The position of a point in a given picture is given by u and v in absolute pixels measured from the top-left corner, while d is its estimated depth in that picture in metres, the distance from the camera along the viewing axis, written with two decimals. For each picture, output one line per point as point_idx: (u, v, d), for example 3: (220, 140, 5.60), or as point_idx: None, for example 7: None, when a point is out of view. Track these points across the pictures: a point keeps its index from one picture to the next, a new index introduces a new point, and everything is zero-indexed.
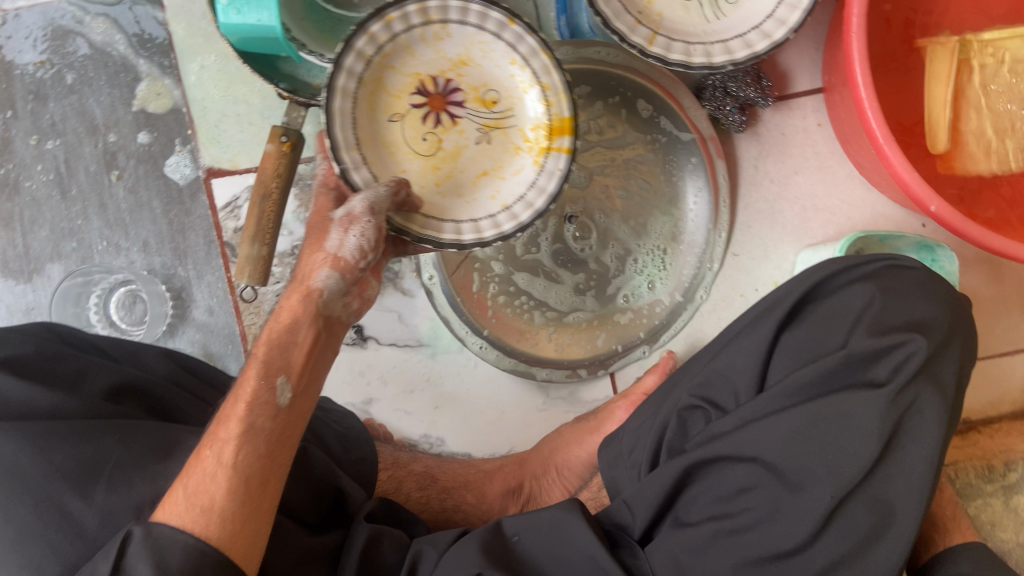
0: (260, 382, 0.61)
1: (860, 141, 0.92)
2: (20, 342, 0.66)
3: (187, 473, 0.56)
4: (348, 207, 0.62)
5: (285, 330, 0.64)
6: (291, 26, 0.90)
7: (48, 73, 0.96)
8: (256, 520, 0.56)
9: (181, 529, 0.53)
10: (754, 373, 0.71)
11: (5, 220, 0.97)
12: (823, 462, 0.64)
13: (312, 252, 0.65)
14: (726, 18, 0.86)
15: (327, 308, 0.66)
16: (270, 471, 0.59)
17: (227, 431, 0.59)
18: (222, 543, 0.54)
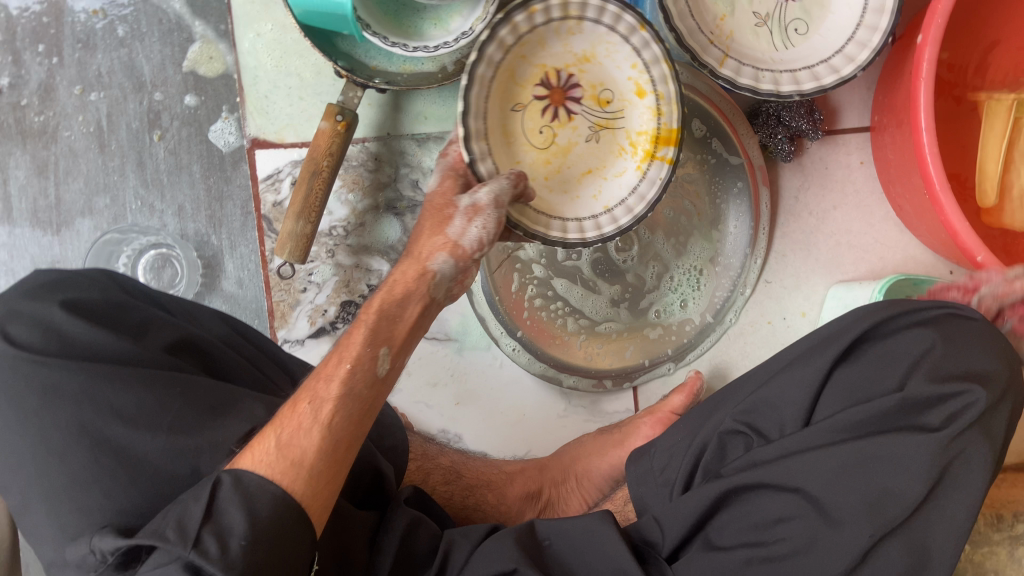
0: (365, 349, 0.64)
1: (906, 185, 0.93)
2: (85, 288, 0.64)
3: (279, 421, 0.58)
4: (475, 198, 0.66)
5: (394, 302, 0.68)
6: (358, 7, 0.89)
7: (99, 23, 0.93)
8: (334, 484, 0.59)
9: (270, 478, 0.55)
10: (804, 406, 0.71)
11: (38, 168, 0.94)
12: (866, 497, 0.64)
13: (431, 235, 0.69)
14: (795, 48, 0.87)
15: (435, 289, 0.70)
16: (353, 439, 0.61)
17: (324, 390, 0.62)
18: (305, 499, 0.56)
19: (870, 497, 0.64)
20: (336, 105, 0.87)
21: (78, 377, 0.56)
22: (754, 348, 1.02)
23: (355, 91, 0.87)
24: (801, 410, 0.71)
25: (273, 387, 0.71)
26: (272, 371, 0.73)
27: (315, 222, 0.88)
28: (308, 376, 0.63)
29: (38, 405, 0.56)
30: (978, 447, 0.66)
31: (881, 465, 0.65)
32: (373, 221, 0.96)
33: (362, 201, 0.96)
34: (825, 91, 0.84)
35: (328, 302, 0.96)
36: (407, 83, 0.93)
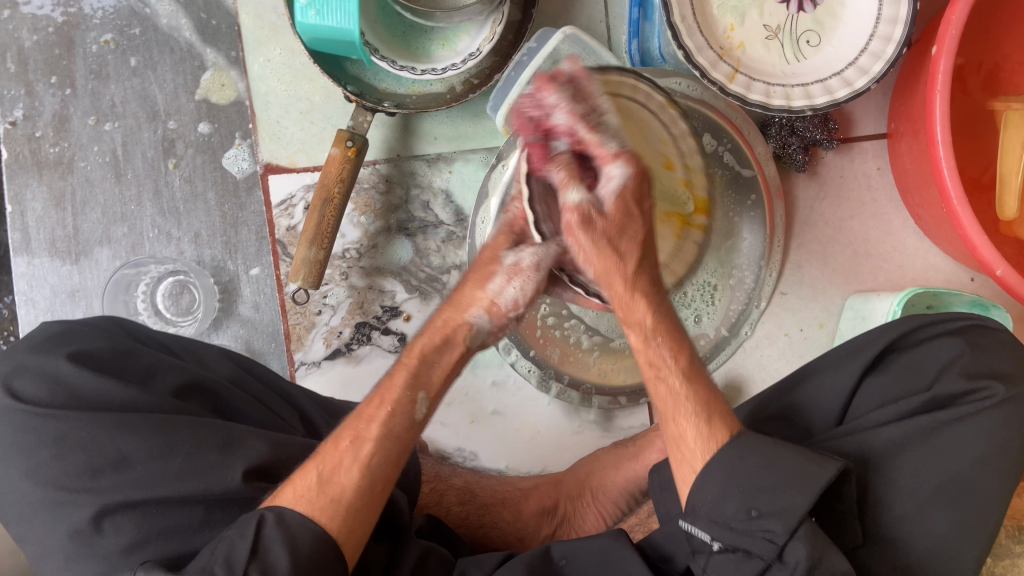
0: (406, 394, 0.65)
1: (925, 194, 0.92)
2: (93, 337, 0.68)
3: (321, 457, 0.62)
4: (518, 258, 0.67)
5: (435, 349, 0.68)
6: (366, 31, 0.90)
7: (111, 53, 0.94)
8: (367, 521, 0.61)
9: (309, 517, 0.58)
10: (835, 410, 0.72)
11: (56, 199, 0.95)
12: (912, 491, 0.64)
13: (474, 289, 0.68)
14: (807, 61, 0.85)
15: (473, 343, 0.69)
16: (390, 479, 0.63)
17: (367, 429, 0.63)
18: (340, 537, 0.59)
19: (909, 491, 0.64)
20: (346, 131, 0.87)
21: (87, 425, 0.61)
22: (771, 360, 1.02)
23: (365, 116, 0.88)
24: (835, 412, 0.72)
25: (286, 422, 0.74)
26: (282, 404, 0.76)
27: (329, 247, 0.88)
28: (351, 415, 0.65)
29: (51, 455, 0.60)
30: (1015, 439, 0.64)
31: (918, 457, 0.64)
32: (385, 243, 0.97)
33: (373, 223, 0.97)
34: (838, 105, 0.83)
35: (343, 324, 0.96)
36: (417, 105, 0.93)
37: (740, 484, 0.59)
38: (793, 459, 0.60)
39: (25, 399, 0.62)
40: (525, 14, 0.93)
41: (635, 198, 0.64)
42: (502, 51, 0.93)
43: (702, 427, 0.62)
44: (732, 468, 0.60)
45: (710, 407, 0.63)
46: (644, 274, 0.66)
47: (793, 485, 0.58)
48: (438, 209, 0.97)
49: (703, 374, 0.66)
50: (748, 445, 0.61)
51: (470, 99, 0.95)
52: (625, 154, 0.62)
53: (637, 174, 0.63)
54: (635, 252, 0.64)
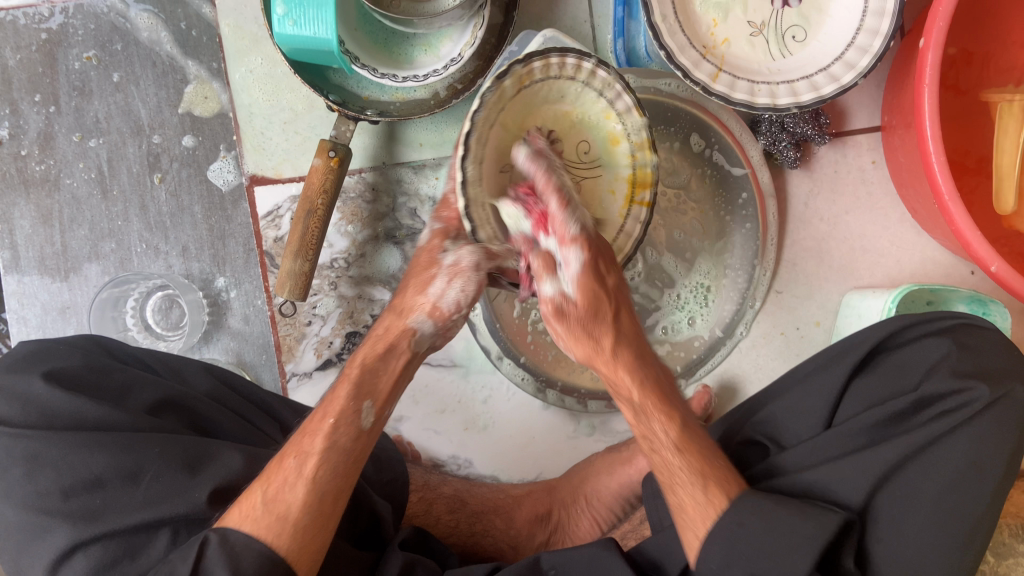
0: (349, 403, 0.68)
1: (919, 189, 0.90)
2: (69, 355, 0.68)
3: (267, 478, 0.63)
4: (456, 259, 0.70)
5: (379, 356, 0.71)
6: (346, 39, 0.89)
7: (94, 69, 0.94)
8: (322, 534, 0.62)
9: (254, 537, 0.59)
10: (822, 415, 0.69)
11: (44, 216, 0.95)
12: (906, 501, 0.61)
13: (414, 294, 0.73)
14: (792, 57, 0.84)
15: (419, 347, 0.74)
16: (341, 491, 0.65)
17: (310, 445, 0.65)
18: (290, 554, 0.60)
19: (906, 503, 0.61)
20: (328, 141, 0.86)
21: (61, 444, 0.61)
22: (767, 360, 1.01)
23: (348, 125, 0.87)
24: (821, 418, 0.69)
25: (264, 434, 0.75)
26: (262, 417, 0.77)
27: (313, 259, 0.88)
28: (298, 431, 0.67)
29: (24, 474, 0.61)
30: (1006, 439, 0.62)
31: (910, 467, 0.62)
32: (373, 252, 0.96)
33: (360, 232, 0.96)
34: (824, 101, 0.81)
35: (333, 334, 0.96)
36: (400, 113, 0.93)
37: (743, 555, 0.59)
38: (786, 517, 0.59)
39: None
40: (507, 17, 0.91)
41: (596, 283, 0.66)
42: (484, 55, 0.92)
43: (698, 495, 0.62)
44: (734, 540, 0.59)
45: (706, 472, 0.63)
46: (621, 319, 0.68)
47: (789, 547, 0.58)
48: (425, 216, 0.96)
49: (699, 433, 0.67)
50: (745, 509, 0.60)
51: (454, 104, 0.94)
52: (580, 239, 0.65)
53: (591, 258, 0.65)
54: (610, 327, 0.67)
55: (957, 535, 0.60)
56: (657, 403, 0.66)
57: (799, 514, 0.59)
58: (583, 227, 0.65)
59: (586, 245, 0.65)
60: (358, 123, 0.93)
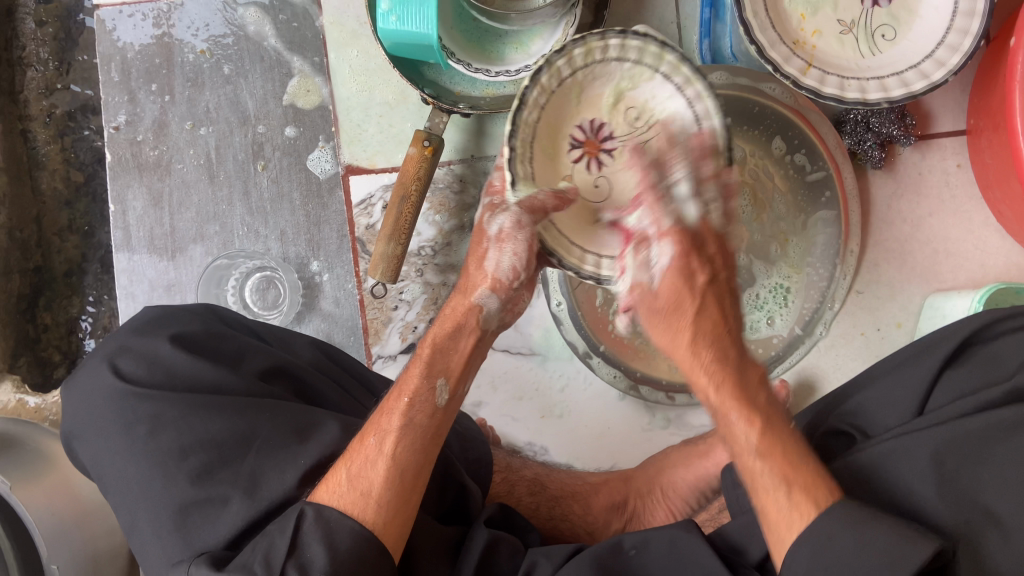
0: (423, 382, 0.69)
1: (1006, 190, 0.90)
2: (188, 320, 0.72)
3: (350, 456, 0.64)
4: (499, 228, 0.73)
5: (448, 335, 0.73)
6: (442, 36, 0.93)
7: (206, 62, 1.00)
8: (405, 509, 0.63)
9: (344, 512, 0.61)
10: (911, 405, 0.70)
11: (154, 199, 1.02)
12: (1000, 490, 0.61)
13: (476, 270, 0.76)
14: (882, 54, 0.84)
15: (486, 324, 0.76)
16: (421, 470, 0.65)
17: (388, 422, 0.66)
18: (376, 527, 0.61)
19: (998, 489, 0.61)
20: (424, 132, 0.91)
21: (179, 407, 0.65)
22: (846, 360, 1.01)
23: (442, 117, 0.91)
24: (911, 407, 0.70)
25: (364, 408, 0.77)
26: (362, 392, 0.79)
27: (405, 243, 0.91)
28: (376, 411, 0.69)
29: (148, 432, 0.64)
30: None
31: (1002, 452, 0.62)
32: (459, 241, 1.00)
33: (447, 222, 1.00)
34: (914, 97, 0.82)
35: (418, 319, 1.00)
36: (490, 106, 0.96)
37: (824, 564, 0.54)
38: (880, 532, 0.54)
39: (123, 375, 0.67)
40: (597, 18, 0.95)
41: (685, 280, 0.65)
42: None
43: (783, 502, 0.57)
44: (823, 548, 0.55)
45: (773, 425, 0.61)
46: (707, 316, 0.64)
47: (885, 564, 0.53)
48: None
49: (759, 375, 0.64)
50: (842, 521, 0.55)
51: None
52: (673, 233, 0.66)
53: (683, 249, 0.65)
54: (698, 326, 0.64)
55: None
56: (732, 395, 0.61)
57: (899, 536, 0.53)
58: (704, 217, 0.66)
59: (680, 238, 0.65)
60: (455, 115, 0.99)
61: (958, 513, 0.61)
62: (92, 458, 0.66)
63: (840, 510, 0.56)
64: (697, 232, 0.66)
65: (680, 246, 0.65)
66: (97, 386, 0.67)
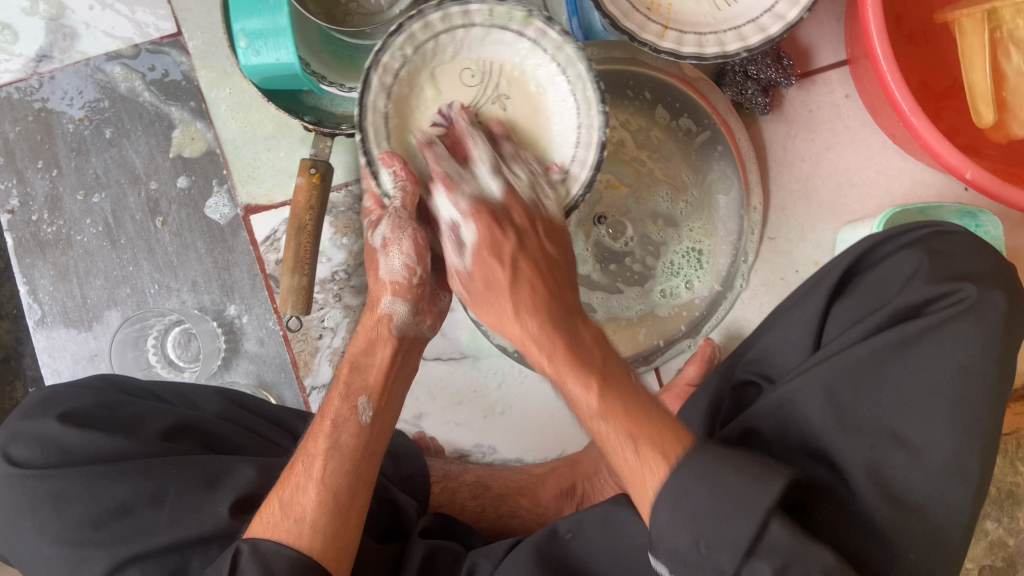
0: (341, 404, 0.69)
1: (890, 113, 0.90)
2: (79, 395, 0.71)
3: (281, 486, 0.65)
4: (382, 233, 0.70)
5: (362, 351, 0.73)
6: (310, 60, 0.93)
7: (87, 129, 1.00)
8: (344, 533, 0.64)
9: (280, 543, 0.61)
10: (808, 340, 0.71)
11: (61, 273, 1.01)
12: (899, 409, 0.62)
13: (375, 282, 0.74)
14: (736, 4, 0.84)
15: (402, 330, 0.74)
16: (354, 489, 0.66)
17: (314, 446, 0.67)
18: (315, 552, 0.62)
19: (896, 411, 0.62)
20: (309, 159, 0.90)
21: (82, 479, 0.64)
22: (771, 307, 1.02)
23: (325, 142, 0.91)
24: (806, 343, 0.71)
25: (280, 447, 0.78)
26: (276, 432, 0.79)
27: (310, 272, 0.92)
28: (304, 437, 0.69)
29: (53, 511, 0.64)
30: (993, 339, 0.62)
31: (897, 374, 0.63)
32: None
33: (355, 242, 1.00)
34: (773, 41, 0.83)
35: (344, 344, 1.00)
36: None
37: (710, 490, 0.56)
38: (732, 479, 0.56)
39: (18, 462, 0.66)
40: None
41: (492, 248, 0.69)
42: None
43: (632, 458, 0.60)
44: (679, 498, 0.57)
45: (636, 431, 0.61)
46: (523, 285, 0.69)
47: (738, 510, 0.55)
48: None
49: (626, 391, 0.64)
50: (692, 471, 0.57)
51: None
52: (472, 212, 0.69)
53: (488, 223, 0.69)
54: (518, 292, 0.68)
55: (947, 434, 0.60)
56: (565, 364, 0.66)
57: (745, 475, 0.57)
58: (506, 192, 0.71)
59: (486, 216, 0.69)
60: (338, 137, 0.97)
61: (856, 439, 0.62)
62: (10, 544, 0.66)
63: (700, 460, 0.58)
64: (500, 210, 0.70)
65: (484, 223, 0.69)
66: None
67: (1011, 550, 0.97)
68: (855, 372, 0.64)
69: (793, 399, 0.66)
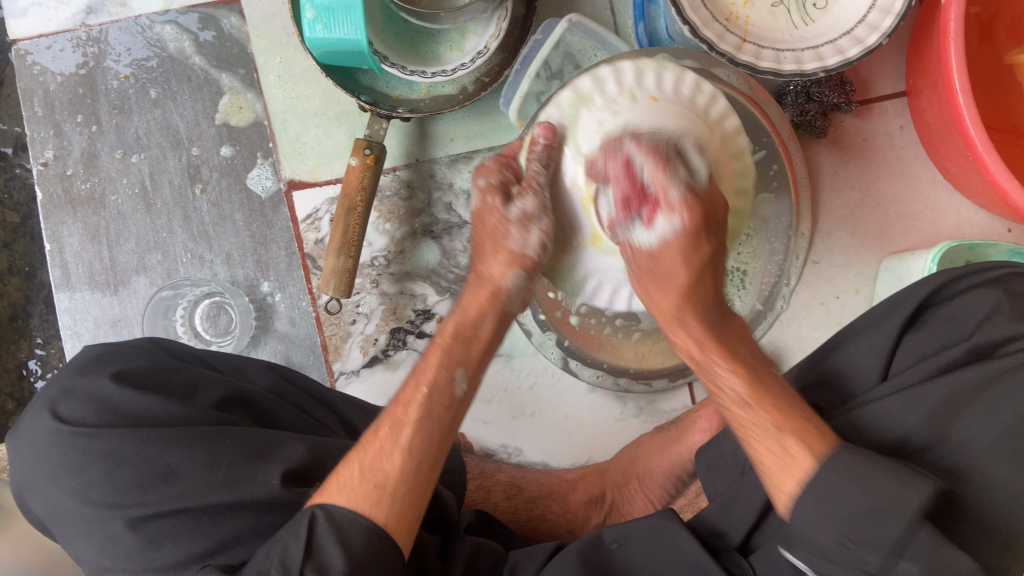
0: (442, 371, 0.67)
1: (951, 147, 0.90)
2: (135, 356, 0.69)
3: (362, 449, 0.64)
4: (523, 207, 0.68)
5: (471, 321, 0.71)
6: (375, 40, 0.92)
7: (132, 87, 0.97)
8: (418, 509, 0.62)
9: (356, 509, 0.59)
10: (877, 370, 0.70)
11: (91, 233, 0.98)
12: (978, 454, 0.60)
13: (495, 246, 0.71)
14: (815, 24, 0.84)
15: (508, 303, 0.72)
16: (434, 463, 0.64)
17: (403, 415, 0.65)
18: (388, 522, 0.60)
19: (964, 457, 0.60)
20: (363, 140, 0.88)
21: (134, 441, 0.61)
22: (809, 332, 1.02)
23: (381, 123, 0.89)
24: (874, 372, 0.70)
25: (327, 428, 0.75)
26: (323, 412, 0.77)
27: (356, 255, 0.89)
28: (389, 403, 0.67)
29: (100, 472, 0.61)
30: None
31: (973, 418, 0.61)
32: (411, 248, 0.98)
33: (399, 229, 0.98)
34: (851, 64, 0.82)
35: (377, 331, 0.98)
36: (430, 108, 0.94)
37: (839, 487, 0.55)
38: (877, 476, 0.54)
39: (67, 420, 0.64)
40: (528, 9, 0.94)
41: (693, 248, 0.63)
42: (508, 47, 0.95)
43: (777, 448, 0.58)
44: (823, 500, 0.55)
45: (784, 422, 0.59)
46: (706, 275, 0.65)
47: (881, 508, 0.53)
48: (461, 209, 0.98)
49: (771, 378, 0.63)
50: (839, 469, 0.55)
51: (482, 98, 0.96)
52: (683, 205, 0.62)
53: (694, 225, 0.63)
54: (703, 278, 0.65)
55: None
56: (717, 352, 0.64)
57: (895, 477, 0.53)
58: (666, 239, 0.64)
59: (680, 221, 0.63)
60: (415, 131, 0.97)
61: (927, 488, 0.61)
62: (46, 509, 0.63)
63: (851, 458, 0.55)
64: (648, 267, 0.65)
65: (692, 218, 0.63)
66: (39, 435, 0.64)
67: None
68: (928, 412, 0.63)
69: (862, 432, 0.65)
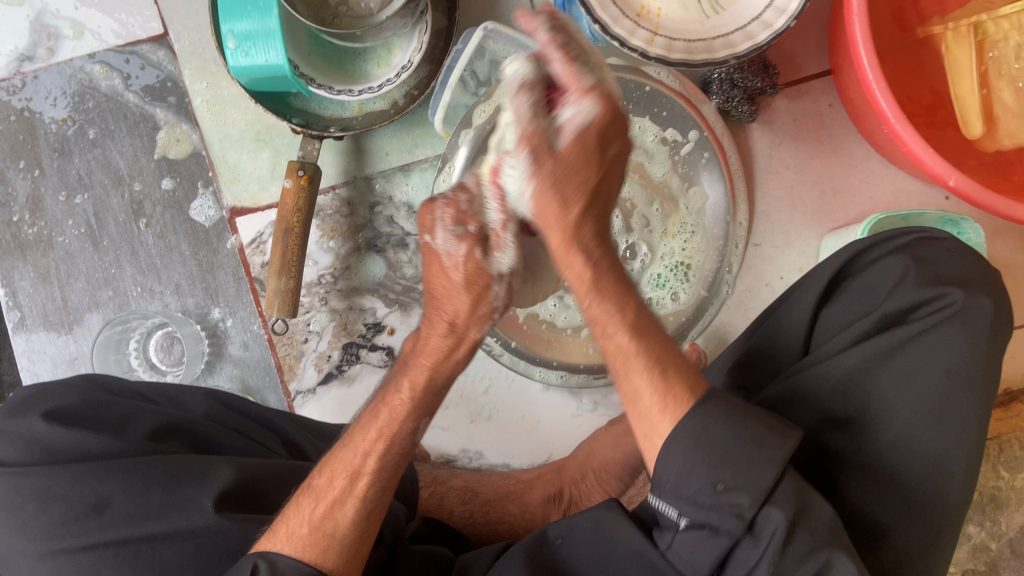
0: (405, 422, 0.63)
1: (873, 121, 0.91)
2: (65, 395, 0.70)
3: (316, 497, 0.62)
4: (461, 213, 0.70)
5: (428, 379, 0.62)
6: (300, 63, 0.92)
7: (70, 129, 0.99)
8: (364, 551, 0.63)
9: (300, 559, 0.60)
10: (797, 347, 0.71)
11: (42, 275, 1.00)
12: (892, 418, 0.62)
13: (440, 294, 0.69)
14: (725, 12, 0.86)
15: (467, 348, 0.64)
16: (385, 505, 0.64)
17: (362, 465, 0.63)
18: (335, 568, 0.61)
19: (886, 418, 0.62)
20: (296, 161, 0.89)
21: (66, 477, 0.63)
22: (757, 314, 1.03)
23: (313, 144, 0.89)
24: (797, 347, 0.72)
25: (270, 451, 0.77)
26: (266, 434, 0.79)
27: (298, 274, 0.90)
28: (346, 440, 0.65)
29: (37, 510, 0.62)
30: (977, 342, 0.62)
31: (886, 381, 0.63)
32: (357, 263, 0.99)
33: (343, 246, 1.00)
34: (761, 49, 0.83)
35: (330, 348, 0.99)
36: (362, 124, 0.96)
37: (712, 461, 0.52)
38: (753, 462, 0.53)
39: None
40: (450, 20, 0.95)
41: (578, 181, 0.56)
42: (434, 58, 0.96)
43: (660, 413, 0.55)
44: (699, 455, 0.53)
45: (669, 373, 0.56)
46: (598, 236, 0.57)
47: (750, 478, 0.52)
48: (403, 221, 0.99)
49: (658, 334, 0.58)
50: (711, 424, 0.53)
51: (413, 110, 0.98)
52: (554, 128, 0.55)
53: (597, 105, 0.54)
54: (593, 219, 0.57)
55: (946, 442, 0.61)
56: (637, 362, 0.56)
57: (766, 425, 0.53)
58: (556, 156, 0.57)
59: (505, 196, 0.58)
60: (347, 147, 0.99)
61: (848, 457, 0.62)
62: None
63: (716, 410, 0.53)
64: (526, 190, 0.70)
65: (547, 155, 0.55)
66: None
67: (993, 554, 0.97)
68: (846, 380, 0.64)
69: (781, 407, 0.66)
